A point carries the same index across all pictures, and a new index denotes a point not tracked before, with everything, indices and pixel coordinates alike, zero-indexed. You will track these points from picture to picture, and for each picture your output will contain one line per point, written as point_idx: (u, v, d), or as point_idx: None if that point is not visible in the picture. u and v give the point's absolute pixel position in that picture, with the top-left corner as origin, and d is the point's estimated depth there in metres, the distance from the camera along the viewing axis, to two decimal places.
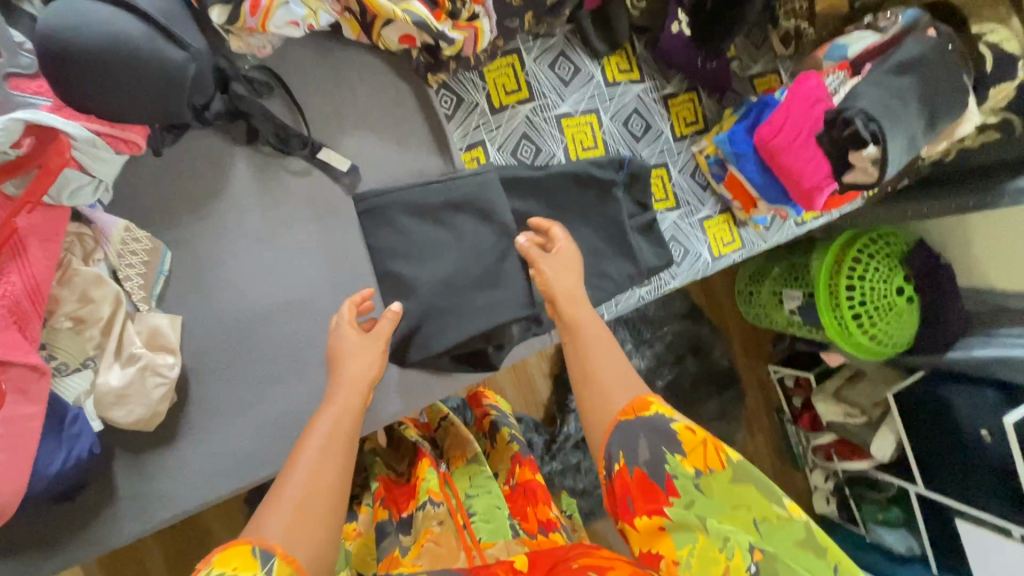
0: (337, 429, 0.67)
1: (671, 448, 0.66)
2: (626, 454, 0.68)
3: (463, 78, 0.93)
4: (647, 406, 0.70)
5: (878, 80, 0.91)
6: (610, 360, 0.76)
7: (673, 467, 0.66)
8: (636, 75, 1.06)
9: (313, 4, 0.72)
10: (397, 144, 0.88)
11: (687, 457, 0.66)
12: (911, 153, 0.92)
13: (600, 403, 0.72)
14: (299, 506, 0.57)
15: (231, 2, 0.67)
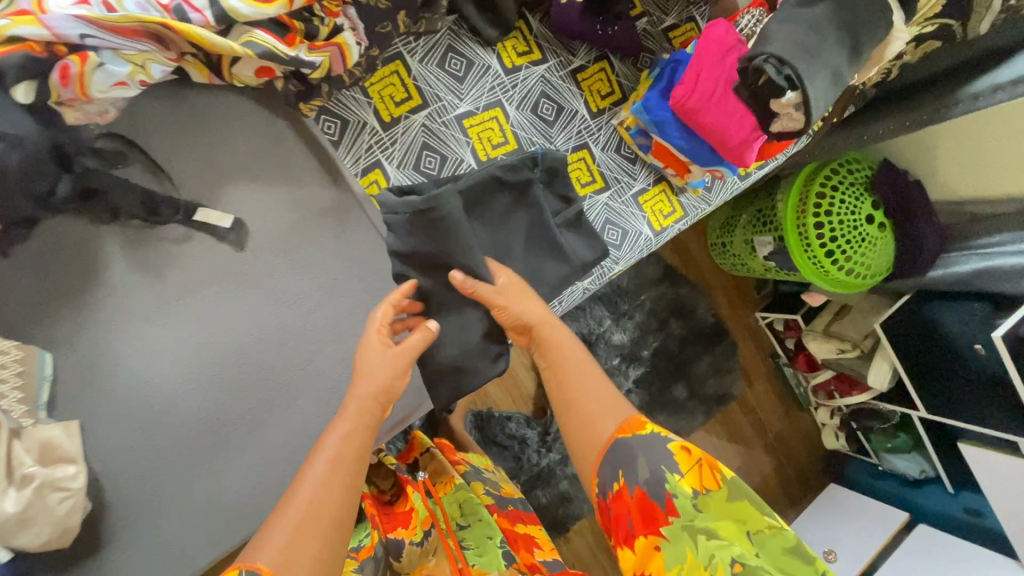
0: (344, 442, 0.64)
1: (671, 468, 0.70)
2: (625, 474, 0.72)
3: (344, 98, 0.85)
4: (641, 427, 0.74)
5: (788, 16, 0.82)
6: (586, 382, 0.79)
7: (673, 486, 0.69)
8: (538, 54, 0.98)
9: (138, 57, 0.65)
10: (282, 185, 0.81)
11: (684, 476, 0.70)
12: (838, 88, 0.84)
13: (588, 435, 0.76)
14: (297, 524, 0.56)
15: (38, 76, 0.61)
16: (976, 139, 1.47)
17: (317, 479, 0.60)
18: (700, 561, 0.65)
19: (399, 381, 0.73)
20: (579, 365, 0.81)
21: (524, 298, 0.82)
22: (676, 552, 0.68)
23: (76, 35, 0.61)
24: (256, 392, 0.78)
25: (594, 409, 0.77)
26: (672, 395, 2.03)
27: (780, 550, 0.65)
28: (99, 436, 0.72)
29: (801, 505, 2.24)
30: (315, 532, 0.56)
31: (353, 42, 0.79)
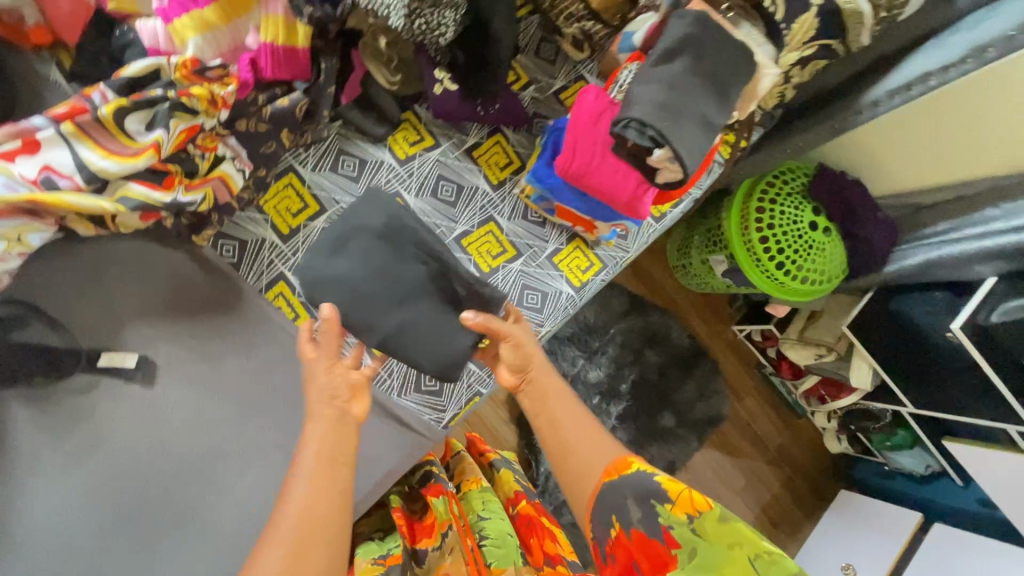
0: (314, 456, 0.73)
1: (660, 500, 0.73)
2: (620, 518, 0.77)
3: (246, 217, 0.89)
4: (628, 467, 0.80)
5: (647, 78, 0.85)
6: (594, 433, 0.87)
7: (666, 518, 0.72)
8: (431, 139, 1.01)
9: (15, 232, 0.70)
10: (185, 314, 0.83)
11: (675, 505, 0.72)
12: (710, 134, 0.86)
13: (581, 476, 0.84)
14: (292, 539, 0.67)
15: None
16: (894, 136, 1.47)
17: (302, 493, 0.70)
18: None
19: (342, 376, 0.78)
20: (568, 407, 0.88)
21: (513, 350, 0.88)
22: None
23: None
24: (181, 523, 0.79)
25: (598, 449, 0.85)
26: (660, 424, 1.99)
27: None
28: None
29: (816, 515, 2.16)
30: (312, 536, 0.68)
31: (235, 170, 0.82)
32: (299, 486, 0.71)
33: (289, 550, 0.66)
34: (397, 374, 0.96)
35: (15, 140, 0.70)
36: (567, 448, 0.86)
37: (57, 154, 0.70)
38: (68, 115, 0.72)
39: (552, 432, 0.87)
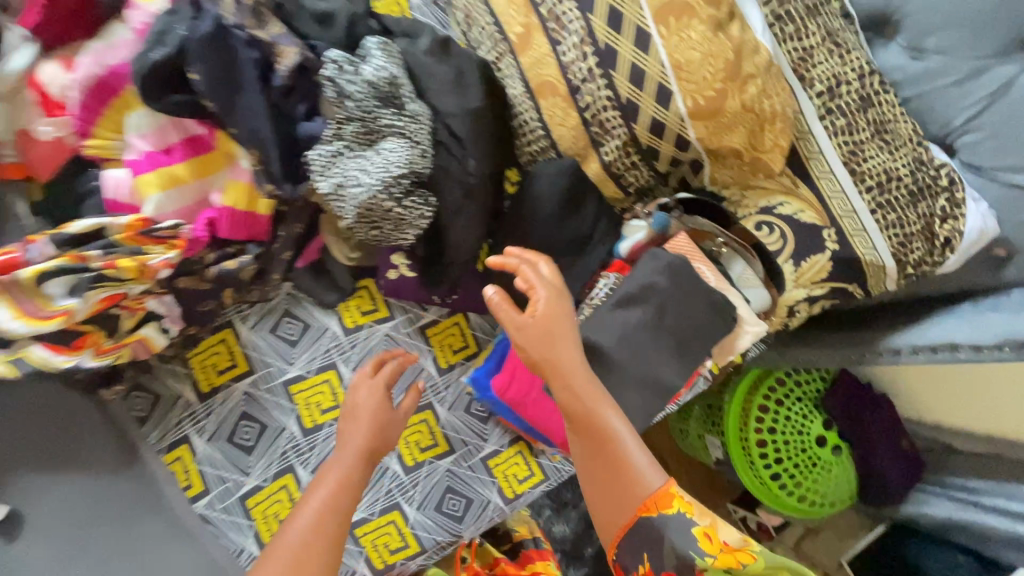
0: (327, 502, 0.73)
1: (697, 553, 0.65)
2: (650, 561, 0.69)
3: (162, 370, 0.86)
4: (669, 502, 0.69)
5: (600, 323, 0.77)
6: (627, 429, 0.73)
7: (705, 567, 0.64)
8: (385, 310, 0.97)
9: None
10: (71, 467, 0.79)
11: (717, 559, 0.64)
12: (660, 396, 0.77)
13: (622, 497, 0.71)
14: (312, 520, 0.71)
15: None
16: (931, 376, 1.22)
17: (314, 505, 0.73)
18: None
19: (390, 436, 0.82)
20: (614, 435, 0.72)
21: (544, 326, 0.72)
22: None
23: None
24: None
25: (643, 465, 0.71)
26: None
27: None
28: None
29: None
30: (321, 547, 0.70)
31: (159, 333, 0.81)
32: (326, 491, 0.74)
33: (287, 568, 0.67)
34: None
35: None
36: (607, 465, 0.72)
37: None
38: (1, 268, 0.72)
39: (591, 449, 0.73)
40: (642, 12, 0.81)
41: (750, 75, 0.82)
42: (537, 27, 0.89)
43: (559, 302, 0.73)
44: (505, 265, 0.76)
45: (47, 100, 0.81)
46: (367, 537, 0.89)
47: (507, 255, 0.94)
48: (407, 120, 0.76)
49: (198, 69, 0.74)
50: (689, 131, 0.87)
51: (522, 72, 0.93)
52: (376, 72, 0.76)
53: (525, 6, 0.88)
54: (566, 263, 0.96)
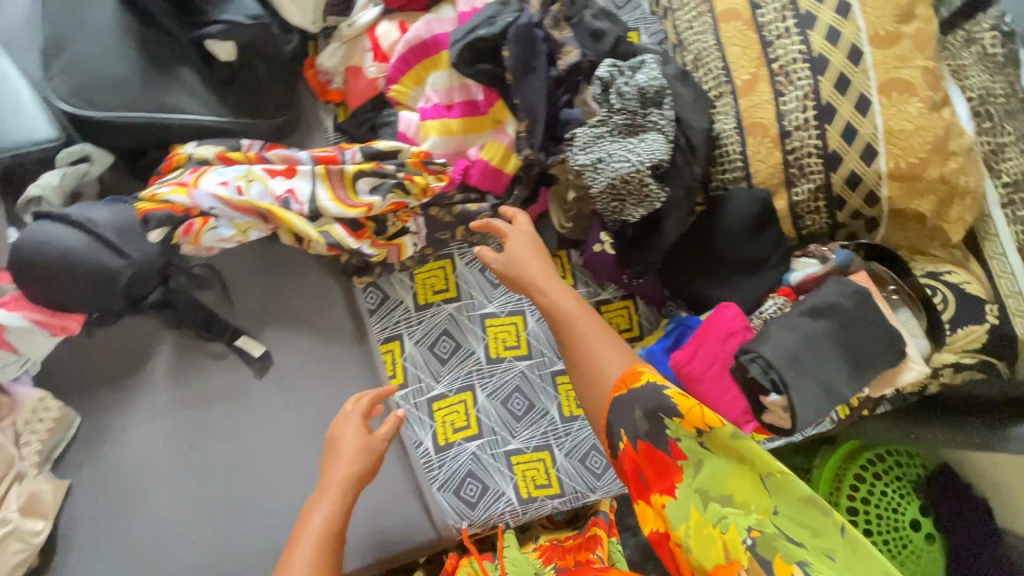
0: (320, 528, 0.72)
1: (669, 414, 0.70)
2: (627, 432, 0.74)
3: (391, 278, 1.02)
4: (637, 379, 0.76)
5: (788, 323, 0.88)
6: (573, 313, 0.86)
7: (674, 431, 0.70)
8: (570, 281, 1.11)
9: (244, 225, 0.87)
10: (314, 334, 0.96)
11: (684, 420, 0.69)
12: (833, 400, 0.85)
13: (596, 380, 0.80)
14: (317, 545, 0.71)
15: (170, 226, 0.82)
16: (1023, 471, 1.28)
17: (315, 527, 0.72)
18: (707, 520, 0.66)
19: (365, 463, 0.79)
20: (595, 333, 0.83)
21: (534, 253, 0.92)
22: (680, 508, 0.69)
23: (207, 207, 0.83)
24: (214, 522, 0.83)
25: (603, 351, 0.81)
26: None
27: (798, 503, 0.62)
28: (84, 508, 0.81)
29: None
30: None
31: (411, 244, 0.99)
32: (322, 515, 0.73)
33: None
34: (446, 469, 0.97)
35: (282, 164, 0.90)
36: (581, 357, 0.82)
37: (303, 185, 0.89)
38: (324, 159, 0.91)
39: (568, 343, 0.84)
40: (869, 81, 0.96)
41: (952, 153, 0.95)
42: (764, 77, 1.04)
43: (528, 235, 0.92)
44: (489, 225, 0.95)
45: (377, 50, 1.03)
46: (519, 467, 0.99)
47: (690, 258, 1.08)
48: (664, 112, 0.92)
49: (511, 49, 0.95)
50: (883, 189, 0.99)
51: (738, 112, 1.07)
52: (645, 77, 0.93)
53: (758, 59, 1.05)
54: (738, 280, 1.07)
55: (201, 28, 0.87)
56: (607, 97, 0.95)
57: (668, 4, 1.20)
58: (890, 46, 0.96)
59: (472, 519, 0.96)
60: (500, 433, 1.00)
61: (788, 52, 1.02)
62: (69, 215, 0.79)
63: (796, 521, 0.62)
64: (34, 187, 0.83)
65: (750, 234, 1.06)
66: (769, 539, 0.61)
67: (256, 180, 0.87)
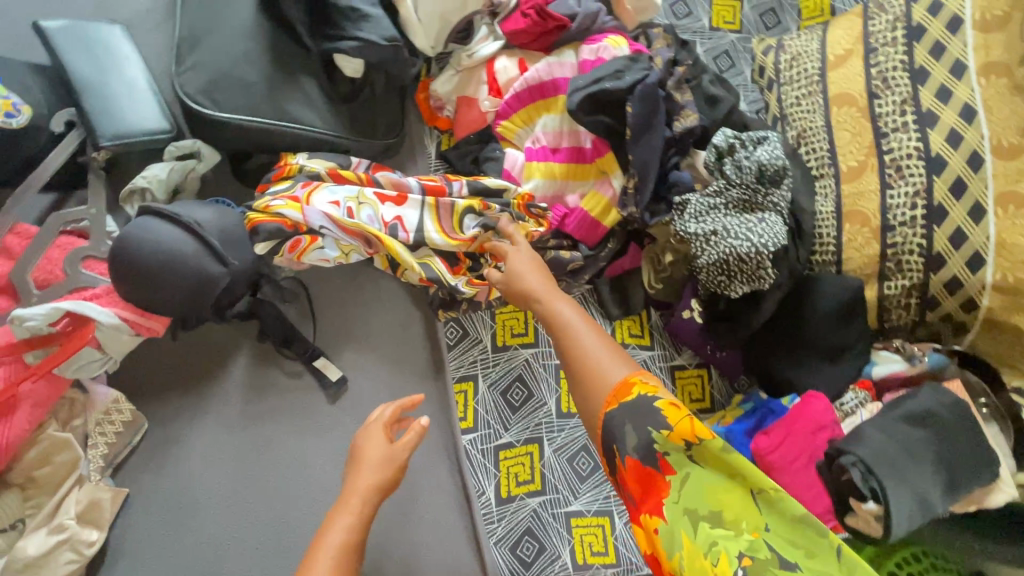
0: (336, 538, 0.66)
1: (656, 425, 0.61)
2: (619, 448, 0.63)
3: (473, 315, 0.98)
4: (630, 387, 0.65)
5: (884, 427, 0.86)
6: (572, 316, 0.74)
7: (662, 444, 0.61)
8: (647, 340, 1.08)
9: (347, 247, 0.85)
10: (392, 364, 0.93)
11: (673, 432, 0.61)
12: (924, 515, 0.82)
13: (592, 387, 0.68)
14: (340, 553, 0.65)
15: (276, 239, 0.82)
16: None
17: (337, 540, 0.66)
18: (699, 549, 0.57)
19: (389, 478, 0.73)
20: (584, 327, 0.72)
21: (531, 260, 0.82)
22: (672, 536, 0.60)
23: (317, 224, 0.82)
24: (271, 554, 0.79)
25: (597, 357, 0.69)
26: None
27: (791, 518, 0.57)
28: (142, 522, 0.78)
29: None
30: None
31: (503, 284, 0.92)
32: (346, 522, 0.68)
33: None
34: (505, 523, 0.93)
35: (393, 189, 0.88)
36: (569, 360, 0.70)
37: (411, 214, 0.88)
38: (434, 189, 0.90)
39: (564, 352, 0.72)
40: (986, 191, 0.95)
41: None
42: (873, 167, 1.03)
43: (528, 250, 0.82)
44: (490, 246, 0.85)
45: (493, 83, 1.01)
46: (578, 530, 0.93)
47: (775, 336, 1.05)
48: (783, 192, 0.90)
49: (635, 106, 0.93)
50: (984, 298, 0.98)
51: (838, 197, 1.06)
52: (769, 152, 0.90)
53: (869, 147, 1.04)
54: (821, 367, 1.04)
55: (335, 41, 0.84)
56: (726, 167, 0.92)
57: (775, 75, 1.18)
58: (1012, 158, 0.94)
59: None
60: (562, 493, 0.95)
61: (904, 146, 1.01)
62: (177, 214, 0.76)
63: (783, 537, 0.56)
64: (141, 178, 0.81)
65: (841, 321, 1.03)
66: (764, 564, 0.55)
67: (367, 204, 0.86)
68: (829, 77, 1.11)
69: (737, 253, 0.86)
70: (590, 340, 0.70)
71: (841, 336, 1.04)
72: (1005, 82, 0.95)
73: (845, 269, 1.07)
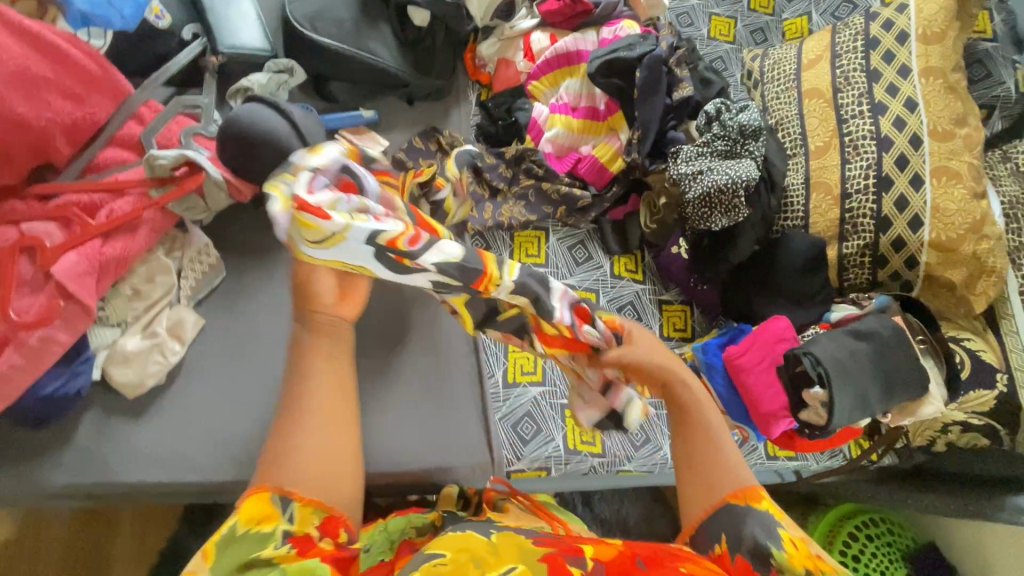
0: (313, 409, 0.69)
1: (778, 545, 0.64)
2: (728, 540, 0.67)
3: (495, 234, 1.18)
4: (758, 499, 0.69)
5: (836, 338, 1.02)
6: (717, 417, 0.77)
7: (781, 563, 0.63)
8: (640, 276, 1.26)
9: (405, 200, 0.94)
10: None
11: (791, 554, 0.63)
12: (864, 410, 0.98)
13: (707, 482, 0.72)
14: (317, 419, 0.68)
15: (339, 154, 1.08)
16: (970, 529, 1.45)
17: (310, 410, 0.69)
18: None
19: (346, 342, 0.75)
20: (713, 431, 0.75)
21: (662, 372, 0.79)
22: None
23: None
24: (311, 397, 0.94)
25: (732, 461, 0.73)
26: None
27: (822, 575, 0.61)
28: (212, 350, 0.93)
29: None
30: (320, 445, 0.67)
31: None
32: (317, 400, 0.69)
33: (308, 484, 0.66)
34: (509, 404, 1.08)
35: None
36: (693, 452, 0.74)
37: None
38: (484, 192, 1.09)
39: (685, 438, 0.76)
40: (923, 165, 1.16)
41: (986, 235, 1.14)
42: (836, 146, 1.24)
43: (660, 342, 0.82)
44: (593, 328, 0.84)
45: (528, 51, 1.24)
46: (571, 420, 1.10)
47: (749, 279, 1.23)
48: (759, 145, 1.11)
49: (642, 72, 1.15)
50: (923, 255, 1.17)
51: (807, 170, 1.27)
52: (748, 116, 1.12)
53: (833, 131, 1.25)
54: (787, 307, 1.22)
55: None
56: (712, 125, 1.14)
57: (760, 75, 1.41)
58: (945, 141, 1.17)
59: (522, 455, 1.06)
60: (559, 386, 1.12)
61: (860, 129, 1.22)
62: (275, 104, 0.96)
63: None
64: (245, 80, 1.01)
65: (808, 269, 1.21)
66: None
67: None
68: (804, 75, 1.33)
69: (720, 187, 1.06)
70: (716, 442, 0.74)
71: (807, 281, 1.21)
72: (940, 82, 1.20)
73: (812, 231, 1.25)
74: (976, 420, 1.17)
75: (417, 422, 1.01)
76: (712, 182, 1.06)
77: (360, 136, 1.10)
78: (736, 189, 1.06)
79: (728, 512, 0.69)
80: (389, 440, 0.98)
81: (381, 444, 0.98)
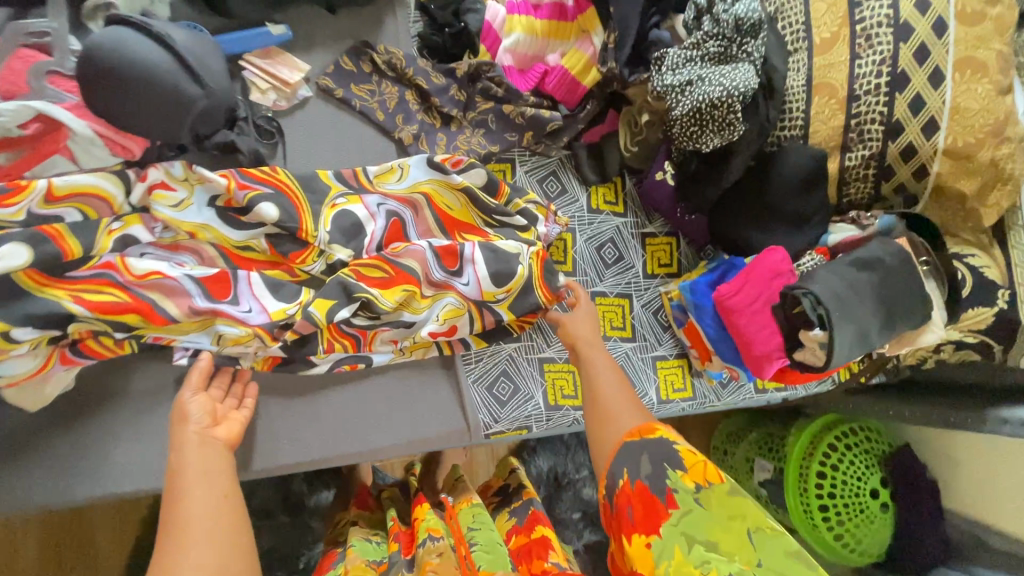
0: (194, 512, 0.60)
1: (673, 464, 0.72)
2: (629, 471, 0.74)
3: None
4: (652, 430, 0.76)
5: (837, 270, 0.92)
6: (611, 368, 0.86)
7: (674, 480, 0.71)
8: (621, 208, 1.12)
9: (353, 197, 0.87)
10: None
11: (687, 473, 0.71)
12: (863, 347, 0.91)
13: (604, 427, 0.79)
14: (213, 509, 0.62)
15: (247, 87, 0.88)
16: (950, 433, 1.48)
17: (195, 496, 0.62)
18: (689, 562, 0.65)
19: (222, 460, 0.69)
20: (612, 380, 0.85)
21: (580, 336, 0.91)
22: (664, 548, 0.67)
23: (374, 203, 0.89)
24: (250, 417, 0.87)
25: (621, 407, 0.81)
26: None
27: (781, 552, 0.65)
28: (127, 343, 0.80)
29: None
30: (188, 539, 0.57)
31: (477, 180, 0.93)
32: (197, 511, 0.60)
33: None
34: (482, 365, 0.98)
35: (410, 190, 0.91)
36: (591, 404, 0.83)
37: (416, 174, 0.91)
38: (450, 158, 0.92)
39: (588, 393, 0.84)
40: (946, 57, 0.99)
41: (1007, 138, 1.00)
42: (845, 38, 1.04)
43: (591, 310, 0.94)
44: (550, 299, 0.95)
45: None
46: (551, 375, 1.02)
47: (741, 203, 1.10)
48: (759, 43, 0.92)
49: None
50: (935, 164, 1.04)
51: (810, 69, 1.05)
52: (746, 6, 0.90)
53: (843, 17, 1.04)
54: (783, 232, 1.10)
55: None
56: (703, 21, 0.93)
57: None
58: (974, 25, 0.99)
59: (499, 419, 0.98)
60: (536, 340, 1.03)
61: (875, 15, 1.02)
62: (147, 25, 0.74)
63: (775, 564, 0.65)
64: None
65: (809, 189, 1.07)
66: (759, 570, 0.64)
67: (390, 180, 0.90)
68: None
69: (714, 103, 0.89)
70: (615, 391, 0.83)
71: (806, 202, 1.08)
72: None
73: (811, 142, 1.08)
74: (970, 338, 1.13)
75: (383, 401, 0.93)
76: (705, 97, 0.89)
77: (273, 60, 0.89)
78: (732, 105, 0.89)
79: (627, 448, 0.76)
80: (359, 421, 0.91)
81: (348, 419, 0.91)
